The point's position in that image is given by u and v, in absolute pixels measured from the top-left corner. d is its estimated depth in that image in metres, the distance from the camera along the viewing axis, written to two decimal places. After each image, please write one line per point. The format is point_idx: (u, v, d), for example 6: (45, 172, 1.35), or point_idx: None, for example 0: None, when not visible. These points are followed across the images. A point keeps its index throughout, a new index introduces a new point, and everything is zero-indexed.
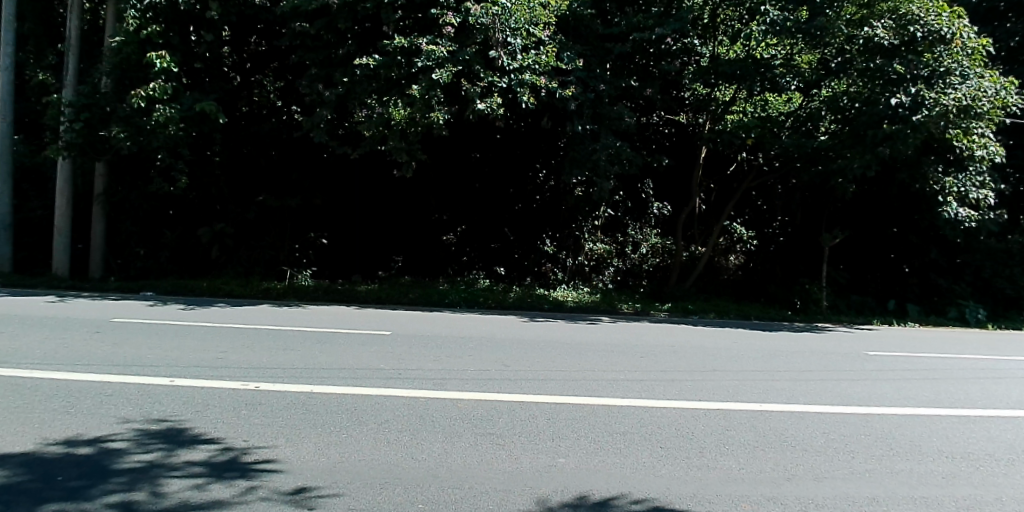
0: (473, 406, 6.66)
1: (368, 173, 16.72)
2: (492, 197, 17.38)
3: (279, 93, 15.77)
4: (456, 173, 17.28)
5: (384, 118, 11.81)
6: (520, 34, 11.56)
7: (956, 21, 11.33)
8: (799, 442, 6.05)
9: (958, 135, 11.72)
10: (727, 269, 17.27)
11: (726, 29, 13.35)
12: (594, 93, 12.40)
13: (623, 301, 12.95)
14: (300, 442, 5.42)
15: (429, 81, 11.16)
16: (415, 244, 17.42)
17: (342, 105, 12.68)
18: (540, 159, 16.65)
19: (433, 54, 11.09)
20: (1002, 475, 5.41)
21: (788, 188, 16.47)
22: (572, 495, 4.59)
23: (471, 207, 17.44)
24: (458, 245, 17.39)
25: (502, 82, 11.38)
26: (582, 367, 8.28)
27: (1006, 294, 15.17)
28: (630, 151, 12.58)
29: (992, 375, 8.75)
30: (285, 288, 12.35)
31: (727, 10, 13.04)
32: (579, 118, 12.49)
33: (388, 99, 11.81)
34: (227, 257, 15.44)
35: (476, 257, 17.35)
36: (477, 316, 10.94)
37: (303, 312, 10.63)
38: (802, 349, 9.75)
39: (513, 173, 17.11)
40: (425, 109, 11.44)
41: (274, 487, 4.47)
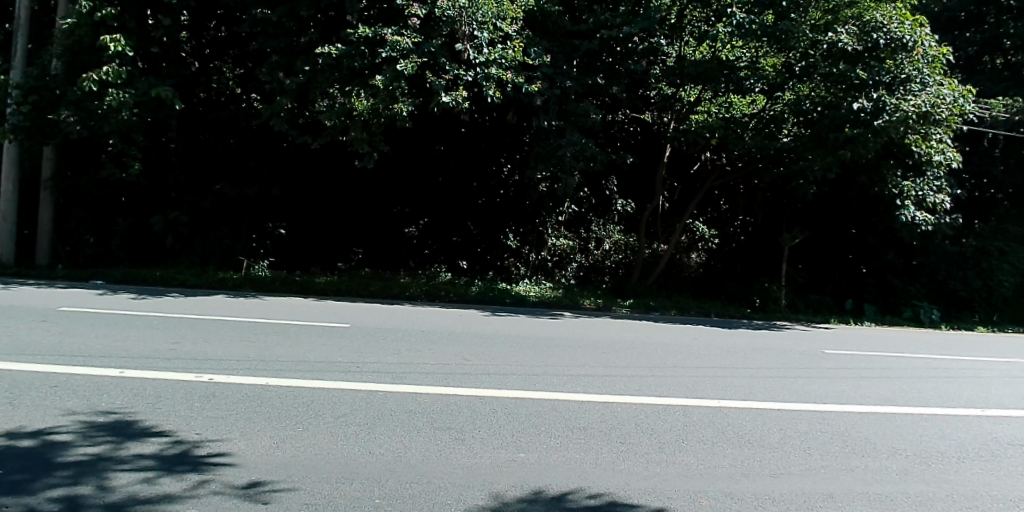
0: (433, 400, 6.60)
1: (331, 160, 16.54)
2: (455, 191, 17.28)
3: (238, 81, 15.56)
4: (419, 166, 17.04)
5: (346, 108, 11.92)
6: (487, 28, 11.35)
7: (917, 30, 11.41)
8: (755, 438, 6.10)
9: (917, 141, 11.87)
10: (689, 266, 17.31)
11: (693, 30, 13.18)
12: (560, 89, 12.32)
13: (586, 298, 12.87)
14: (254, 435, 5.30)
15: (394, 73, 10.89)
16: (375, 237, 17.22)
17: (304, 94, 12.38)
18: (504, 153, 16.49)
19: (398, 45, 10.83)
20: (953, 472, 5.50)
21: (751, 188, 16.83)
22: (529, 490, 4.57)
23: (434, 200, 17.34)
24: (420, 239, 17.26)
25: (468, 76, 11.23)
26: (542, 362, 8.25)
27: (960, 296, 15.50)
28: (595, 148, 12.49)
29: (943, 374, 8.98)
30: (242, 279, 12.09)
31: (694, 12, 12.94)
32: (545, 113, 12.47)
33: (351, 89, 11.81)
34: (181, 247, 14.99)
35: (438, 250, 17.24)
36: (438, 309, 10.80)
37: (261, 303, 10.44)
38: (761, 347, 9.79)
39: (477, 167, 17.03)
40: (389, 100, 11.39)
41: (227, 481, 4.37)
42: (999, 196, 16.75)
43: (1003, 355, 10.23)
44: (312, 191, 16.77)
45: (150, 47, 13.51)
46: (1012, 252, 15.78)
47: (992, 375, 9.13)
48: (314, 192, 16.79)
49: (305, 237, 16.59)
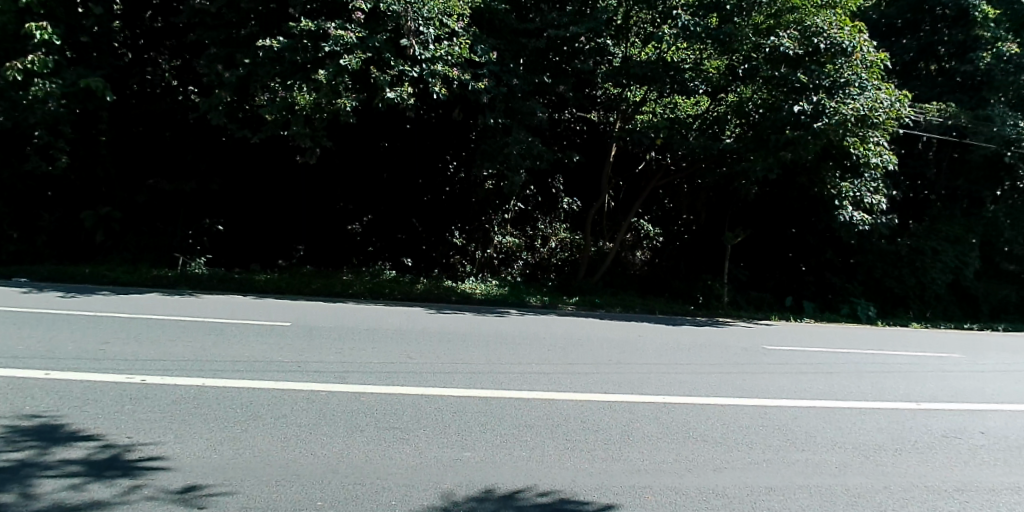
0: (377, 400, 6.50)
1: (273, 155, 16.29)
2: (400, 188, 16.80)
3: (175, 73, 15.29)
4: (363, 162, 16.72)
5: (288, 103, 11.47)
6: (434, 24, 11.33)
7: (857, 35, 11.77)
8: (699, 432, 6.20)
9: (856, 144, 12.31)
10: (634, 264, 17.25)
11: (639, 31, 13.17)
12: (506, 87, 12.38)
13: (531, 295, 12.86)
14: (190, 439, 5.11)
15: (337, 67, 10.81)
16: (315, 232, 16.62)
17: (244, 87, 12.13)
18: (451, 150, 16.56)
19: (342, 39, 10.66)
20: (890, 464, 5.66)
21: (694, 187, 17.00)
22: (478, 489, 4.53)
23: (379, 197, 16.82)
24: (363, 236, 16.69)
25: (413, 72, 11.11)
26: (489, 360, 8.22)
27: (894, 293, 16.03)
28: (542, 146, 12.51)
29: (880, 369, 9.26)
30: (178, 276, 11.75)
31: (640, 14, 12.94)
32: (491, 111, 12.35)
33: (293, 82, 11.49)
34: (112, 243, 14.52)
35: (383, 248, 16.73)
36: (381, 307, 10.69)
37: (200, 301, 10.19)
38: (704, 343, 9.94)
39: (422, 164, 16.71)
40: (332, 95, 11.21)
41: (161, 486, 4.21)
42: (932, 198, 17.32)
43: (936, 350, 10.64)
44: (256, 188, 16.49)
45: (79, 36, 13.18)
46: (945, 251, 15.83)
47: (926, 370, 9.45)
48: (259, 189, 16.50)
49: (243, 234, 16.17)
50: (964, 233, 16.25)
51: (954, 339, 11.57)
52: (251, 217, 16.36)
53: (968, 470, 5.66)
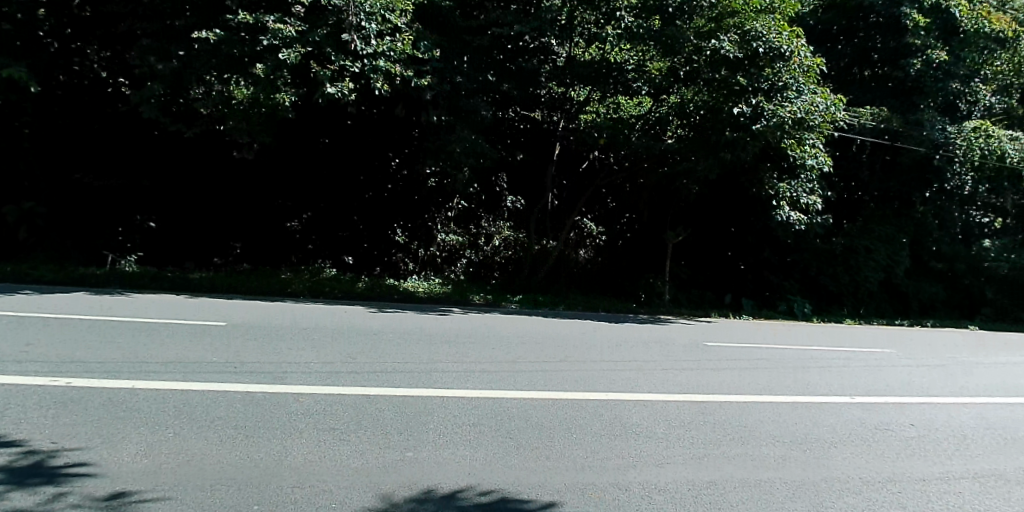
0: (316, 402, 6.37)
1: (209, 150, 15.61)
2: (340, 184, 16.47)
3: (105, 64, 14.51)
4: (302, 160, 16.10)
5: (225, 96, 11.33)
6: (375, 18, 11.03)
7: (794, 40, 12.04)
8: (641, 428, 6.28)
9: (792, 145, 12.55)
10: (579, 262, 17.24)
11: (583, 31, 13.37)
12: (450, 84, 12.46)
13: (475, 293, 12.91)
14: (119, 443, 4.93)
15: (276, 62, 10.62)
16: (254, 233, 16.26)
17: (179, 81, 11.58)
18: (392, 148, 16.08)
19: (280, 32, 10.54)
20: (826, 457, 5.84)
21: (636, 187, 17.09)
22: (419, 490, 4.48)
23: (317, 194, 16.48)
24: (303, 233, 16.42)
25: (354, 67, 10.95)
26: (432, 359, 8.17)
27: (829, 290, 16.90)
28: (485, 145, 12.58)
29: (817, 364, 9.55)
30: (107, 274, 11.34)
31: (584, 14, 13.09)
32: (435, 108, 12.68)
33: (229, 76, 11.36)
34: (36, 240, 14.18)
35: (321, 245, 16.51)
36: (320, 305, 10.57)
37: (128, 301, 9.82)
38: (646, 340, 10.10)
39: (362, 160, 16.31)
40: (270, 89, 10.99)
41: (87, 494, 4.04)
42: (865, 198, 17.95)
43: (868, 345, 11.04)
44: (199, 185, 15.90)
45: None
46: (877, 251, 16.59)
47: (859, 364, 9.80)
48: (204, 186, 15.93)
49: (176, 231, 15.76)
50: (895, 233, 17.02)
51: (885, 335, 12.05)
52: (185, 214, 15.86)
53: (901, 461, 5.87)
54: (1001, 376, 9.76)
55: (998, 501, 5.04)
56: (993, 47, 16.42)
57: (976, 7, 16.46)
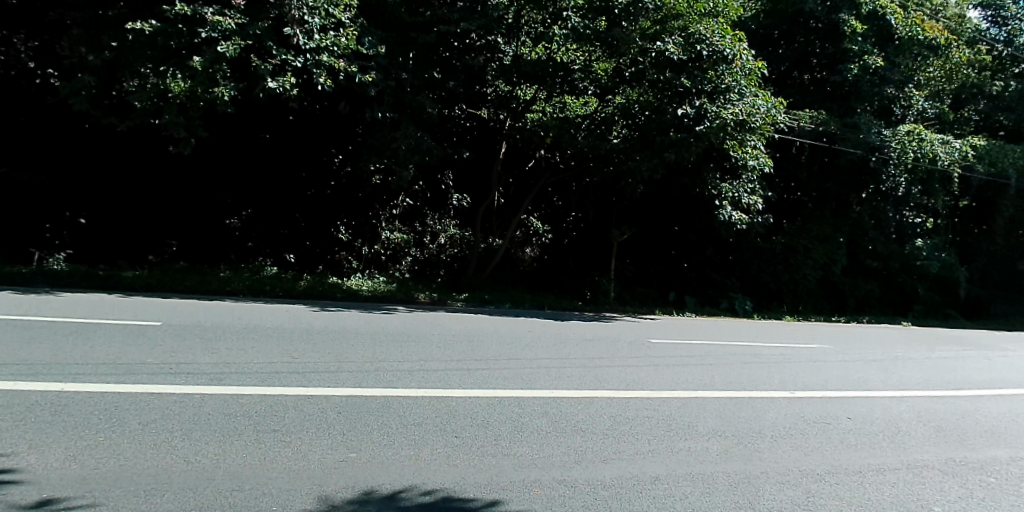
0: (255, 402, 6.26)
1: (147, 144, 15.18)
2: (284, 181, 16.30)
3: (34, 54, 14.06)
4: (243, 151, 15.74)
5: (160, 89, 10.92)
6: (318, 13, 11.18)
7: (737, 44, 12.39)
8: (585, 425, 6.36)
9: (734, 146, 12.97)
10: (524, 260, 17.70)
11: (530, 31, 13.31)
12: (394, 81, 12.30)
13: (420, 292, 12.91)
14: (47, 448, 4.75)
15: (214, 54, 10.52)
16: (191, 229, 15.84)
17: (111, 72, 11.65)
18: (336, 144, 15.74)
19: (220, 25, 10.44)
20: (764, 449, 6.01)
21: (582, 186, 17.32)
22: (360, 491, 4.42)
23: (259, 192, 16.30)
24: (242, 231, 16.19)
25: (296, 61, 10.88)
26: (377, 358, 8.10)
27: (771, 289, 17.81)
28: (430, 142, 12.60)
29: (758, 360, 9.80)
30: (33, 272, 10.91)
31: (530, 14, 13.08)
32: (379, 105, 12.29)
33: (165, 69, 10.96)
34: None
35: (262, 243, 16.23)
36: (261, 304, 10.37)
37: (54, 300, 9.48)
38: (592, 337, 10.22)
39: (306, 156, 16.09)
40: (209, 83, 10.76)
41: (11, 502, 3.88)
42: (804, 199, 18.60)
43: (804, 341, 11.40)
44: (141, 180, 15.50)
45: None
46: (815, 249, 17.76)
47: (798, 359, 10.11)
48: (146, 182, 15.54)
49: (108, 228, 15.23)
50: (833, 233, 18.21)
51: (822, 330, 12.47)
52: (119, 211, 15.34)
53: (837, 453, 6.07)
54: (931, 370, 10.18)
55: (927, 490, 5.25)
56: (924, 53, 17.07)
57: (910, 15, 17.04)
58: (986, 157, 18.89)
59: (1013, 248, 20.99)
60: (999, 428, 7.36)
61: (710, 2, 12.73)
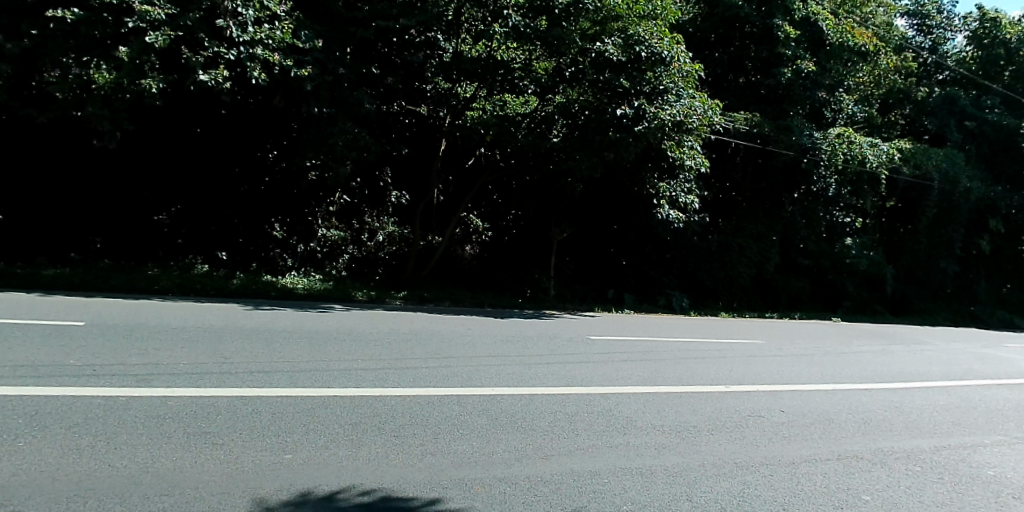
0: (185, 404, 6.04)
1: (71, 138, 14.52)
2: (216, 176, 15.88)
3: None
4: (173, 146, 15.21)
5: (83, 80, 10.76)
6: (253, 6, 11.15)
7: (675, 47, 12.90)
8: (524, 421, 6.41)
9: (672, 147, 13.44)
10: (463, 258, 17.70)
11: (470, 28, 13.40)
12: (332, 76, 12.22)
13: (358, 290, 12.80)
14: None
15: (141, 45, 10.49)
16: (118, 225, 15.35)
17: (29, 62, 11.26)
18: (270, 140, 15.25)
19: (148, 15, 10.36)
20: (701, 443, 6.16)
21: (522, 185, 17.25)
22: (298, 492, 4.30)
23: (193, 188, 15.84)
24: (172, 227, 15.77)
25: (229, 54, 10.88)
26: (314, 358, 7.99)
27: (706, 285, 18.23)
28: (368, 139, 12.51)
29: (694, 356, 10.04)
30: None
31: (470, 11, 13.14)
32: (315, 99, 12.11)
33: (89, 59, 10.88)
34: None
35: (192, 240, 15.82)
36: (192, 304, 10.08)
37: None
38: (532, 335, 10.31)
39: (240, 152, 15.61)
40: (135, 74, 10.69)
41: None
42: (739, 199, 19.33)
43: (738, 336, 11.78)
44: (58, 171, 14.85)
45: None
46: (748, 248, 18.50)
47: (733, 354, 10.40)
48: (74, 174, 15.00)
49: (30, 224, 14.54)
50: (766, 231, 19.02)
51: (755, 326, 12.89)
52: (41, 207, 14.72)
53: (771, 447, 6.22)
54: (858, 364, 10.63)
55: (859, 480, 5.42)
56: (855, 58, 18.03)
57: (841, 22, 17.77)
58: (913, 159, 19.92)
59: (933, 247, 22.38)
60: (922, 417, 7.75)
61: (648, 5, 13.07)
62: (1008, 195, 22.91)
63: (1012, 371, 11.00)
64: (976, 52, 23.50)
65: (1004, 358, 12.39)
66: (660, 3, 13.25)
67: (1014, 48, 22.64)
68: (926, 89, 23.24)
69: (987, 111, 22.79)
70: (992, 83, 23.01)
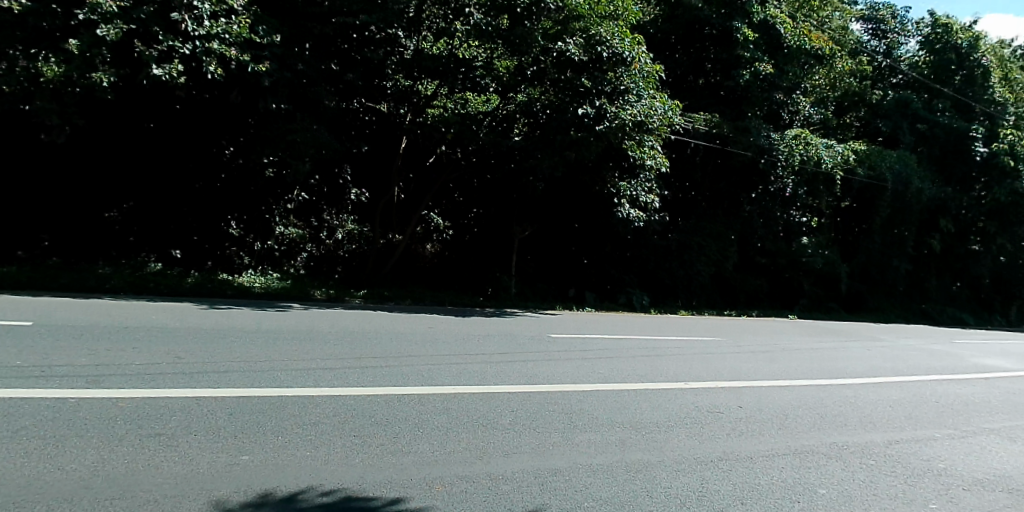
0: (137, 405, 5.91)
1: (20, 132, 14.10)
2: (169, 173, 15.41)
3: None
4: (127, 142, 14.81)
5: (31, 72, 10.49)
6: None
7: (635, 47, 13.08)
8: (484, 420, 6.43)
9: (634, 146, 13.61)
10: (424, 256, 17.96)
11: (431, 25, 13.38)
12: (291, 72, 12.17)
13: (316, 289, 12.67)
14: None
15: (92, 38, 10.26)
16: (70, 222, 15.01)
17: None
18: (225, 136, 14.81)
19: (99, 7, 10.22)
20: (663, 439, 6.27)
21: (483, 183, 17.18)
22: (255, 493, 4.23)
23: (147, 185, 15.45)
24: (123, 225, 15.42)
25: (184, 48, 10.69)
26: (272, 358, 7.89)
27: (665, 283, 18.58)
28: (326, 135, 12.41)
29: (652, 353, 10.18)
30: None
31: (431, 8, 13.15)
32: (273, 95, 12.11)
33: (37, 52, 10.61)
34: None
35: (145, 238, 15.51)
36: (144, 303, 9.84)
37: None
38: (493, 333, 10.37)
39: (195, 148, 15.15)
40: (86, 68, 10.32)
41: None
42: (698, 199, 19.47)
43: (697, 334, 11.99)
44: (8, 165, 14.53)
45: None
46: (708, 246, 18.94)
47: (693, 352, 10.57)
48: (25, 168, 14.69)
49: None
50: (725, 230, 19.57)
51: (714, 324, 13.13)
52: None
53: (728, 442, 6.35)
54: (813, 360, 10.88)
55: (813, 473, 5.56)
56: (811, 61, 18.52)
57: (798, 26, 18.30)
58: (866, 161, 20.80)
59: (889, 247, 22.88)
60: (877, 412, 7.99)
61: (610, 6, 13.35)
62: (959, 197, 23.73)
63: (962, 367, 11.39)
64: (929, 57, 24.17)
65: (954, 353, 12.84)
66: (623, 4, 13.52)
67: (964, 53, 23.37)
68: (882, 93, 24.32)
69: (938, 114, 23.58)
70: (944, 87, 23.59)
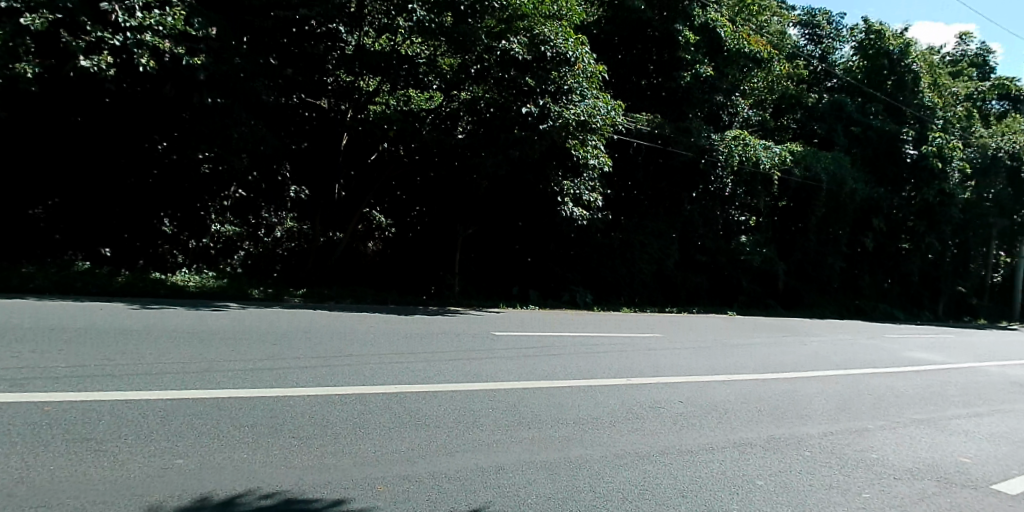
0: (64, 408, 5.74)
1: None
2: (100, 167, 14.75)
3: None
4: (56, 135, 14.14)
5: None
6: None
7: (578, 48, 13.56)
8: (425, 418, 6.45)
9: (577, 145, 14.04)
10: (366, 254, 17.65)
11: (373, 21, 13.23)
12: (229, 67, 11.86)
13: (254, 288, 12.47)
14: None
15: (15, 27, 10.05)
16: None
17: None
18: (158, 131, 14.23)
19: None
20: (607, 434, 6.42)
21: (426, 180, 17.20)
22: (193, 498, 4.15)
23: (73, 182, 14.75)
24: (49, 222, 14.73)
25: (115, 39, 10.47)
26: (207, 358, 7.74)
27: (608, 280, 19.00)
28: (264, 131, 12.51)
29: (590, 350, 10.35)
30: None
31: (374, 4, 12.97)
32: (209, 89, 11.82)
33: None
34: None
35: (72, 236, 14.90)
36: (70, 304, 9.46)
37: None
38: (435, 331, 10.39)
39: (125, 143, 14.44)
40: (9, 58, 10.01)
41: None
42: (641, 197, 19.81)
43: (639, 330, 12.25)
44: None
45: None
46: (650, 244, 19.49)
47: (633, 348, 10.82)
48: None
49: None
50: (666, 229, 20.10)
51: (655, 321, 13.45)
52: None
53: (668, 436, 6.55)
54: (747, 355, 11.26)
55: (748, 465, 5.76)
56: (750, 65, 19.30)
57: (739, 31, 19.20)
58: (802, 162, 21.54)
59: (823, 245, 23.90)
60: (811, 405, 8.33)
61: (553, 5, 13.61)
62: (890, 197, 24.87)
63: (891, 360, 11.97)
64: (861, 62, 25.12)
65: (884, 347, 13.46)
66: (566, 4, 13.83)
67: (896, 59, 24.35)
68: (816, 97, 25.28)
69: (871, 116, 24.51)
70: (875, 91, 24.62)
